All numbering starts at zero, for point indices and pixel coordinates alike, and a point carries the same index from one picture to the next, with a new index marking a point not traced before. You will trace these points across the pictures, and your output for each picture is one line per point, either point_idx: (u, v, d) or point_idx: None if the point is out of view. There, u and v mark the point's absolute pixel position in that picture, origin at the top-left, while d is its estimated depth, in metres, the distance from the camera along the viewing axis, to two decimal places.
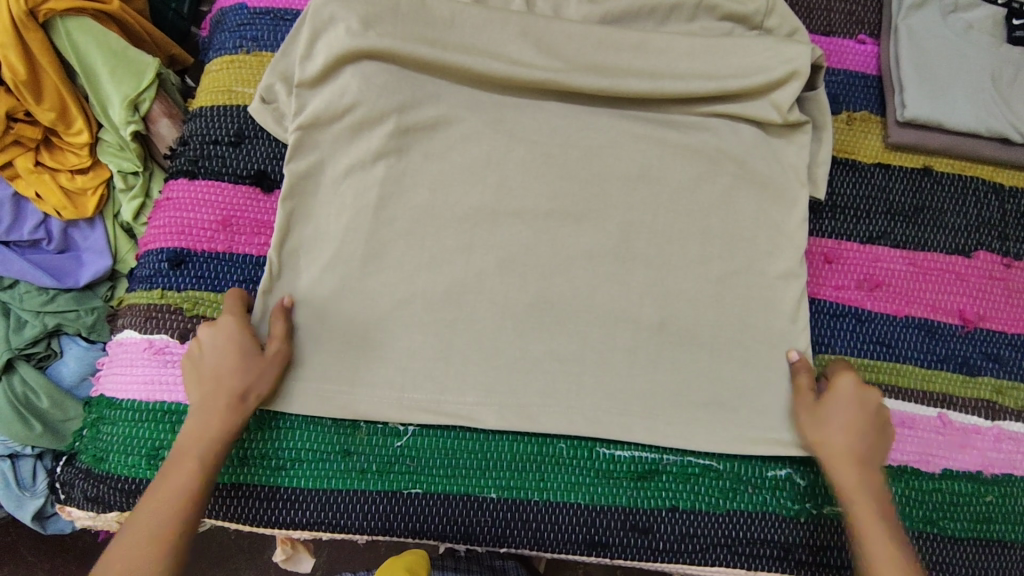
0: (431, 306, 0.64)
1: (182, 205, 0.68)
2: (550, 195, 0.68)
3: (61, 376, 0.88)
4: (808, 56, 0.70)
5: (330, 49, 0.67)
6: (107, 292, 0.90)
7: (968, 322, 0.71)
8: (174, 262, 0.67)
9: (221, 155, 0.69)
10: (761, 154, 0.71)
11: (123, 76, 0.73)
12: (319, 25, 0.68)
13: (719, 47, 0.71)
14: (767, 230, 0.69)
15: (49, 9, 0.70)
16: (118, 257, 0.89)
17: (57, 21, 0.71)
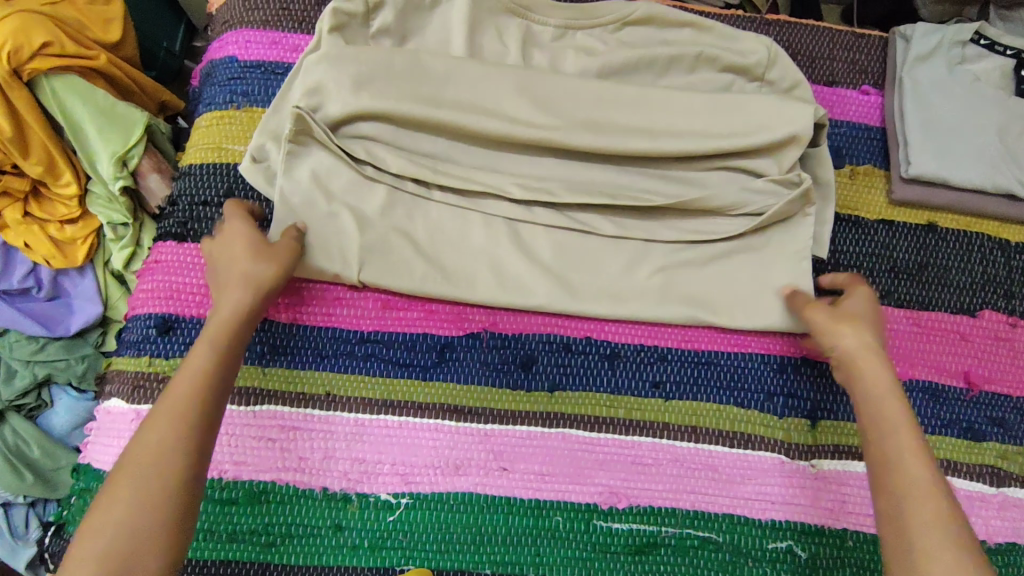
0: None
1: (171, 268, 0.67)
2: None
3: (52, 425, 0.87)
4: (812, 115, 0.68)
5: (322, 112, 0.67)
6: (97, 338, 0.88)
7: (973, 385, 0.69)
8: (162, 328, 0.65)
9: (211, 217, 0.68)
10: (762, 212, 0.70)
11: (111, 132, 0.72)
12: (312, 85, 0.67)
13: (720, 103, 0.70)
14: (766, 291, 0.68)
15: (33, 68, 0.68)
16: (108, 304, 0.88)
17: (43, 79, 0.70)
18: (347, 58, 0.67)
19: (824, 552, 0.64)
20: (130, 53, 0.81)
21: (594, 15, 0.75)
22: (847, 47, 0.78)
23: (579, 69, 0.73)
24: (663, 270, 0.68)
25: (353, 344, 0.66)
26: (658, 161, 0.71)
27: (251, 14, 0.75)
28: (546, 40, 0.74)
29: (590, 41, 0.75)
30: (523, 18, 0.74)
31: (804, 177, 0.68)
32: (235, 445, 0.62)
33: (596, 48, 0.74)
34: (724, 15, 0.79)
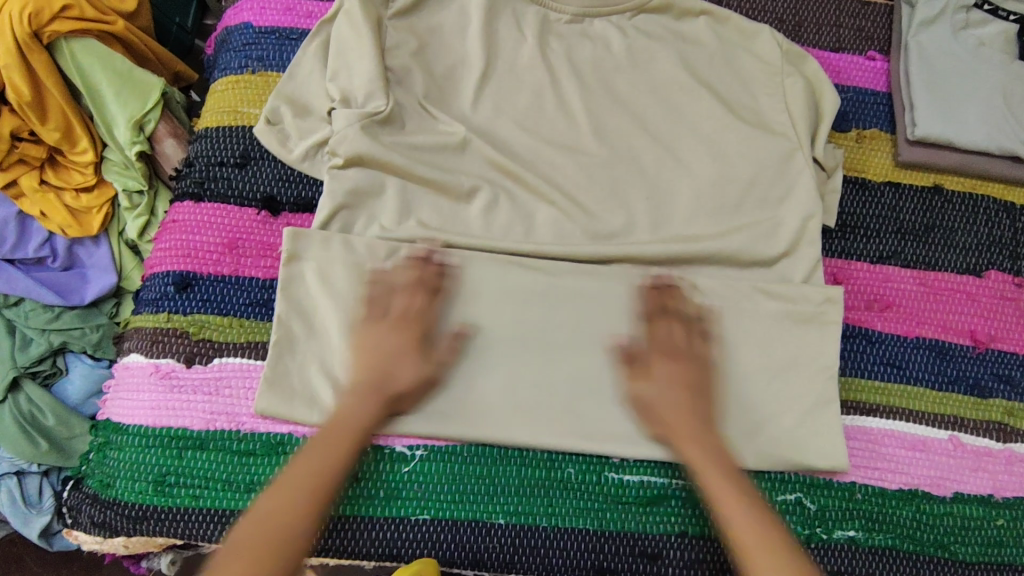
0: (440, 328, 0.65)
1: (188, 227, 0.68)
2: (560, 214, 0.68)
3: (66, 394, 0.87)
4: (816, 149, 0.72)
5: (343, 84, 0.70)
6: (112, 309, 0.89)
7: (979, 343, 0.70)
8: (180, 285, 0.66)
9: (227, 177, 0.69)
10: (767, 174, 0.72)
11: (129, 97, 0.73)
12: (336, 58, 0.71)
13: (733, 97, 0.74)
14: (773, 250, 0.69)
15: (54, 31, 0.69)
16: (122, 274, 0.89)
17: (62, 41, 0.71)
18: (365, 29, 0.70)
19: (832, 504, 0.65)
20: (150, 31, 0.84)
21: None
22: (853, 16, 0.80)
23: (596, 49, 0.76)
24: (670, 231, 0.70)
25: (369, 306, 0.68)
26: (674, 144, 0.73)
27: None
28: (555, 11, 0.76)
29: (610, 25, 0.76)
30: (543, 6, 0.76)
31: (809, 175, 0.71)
32: (251, 398, 0.63)
33: (614, 33, 0.76)
34: None
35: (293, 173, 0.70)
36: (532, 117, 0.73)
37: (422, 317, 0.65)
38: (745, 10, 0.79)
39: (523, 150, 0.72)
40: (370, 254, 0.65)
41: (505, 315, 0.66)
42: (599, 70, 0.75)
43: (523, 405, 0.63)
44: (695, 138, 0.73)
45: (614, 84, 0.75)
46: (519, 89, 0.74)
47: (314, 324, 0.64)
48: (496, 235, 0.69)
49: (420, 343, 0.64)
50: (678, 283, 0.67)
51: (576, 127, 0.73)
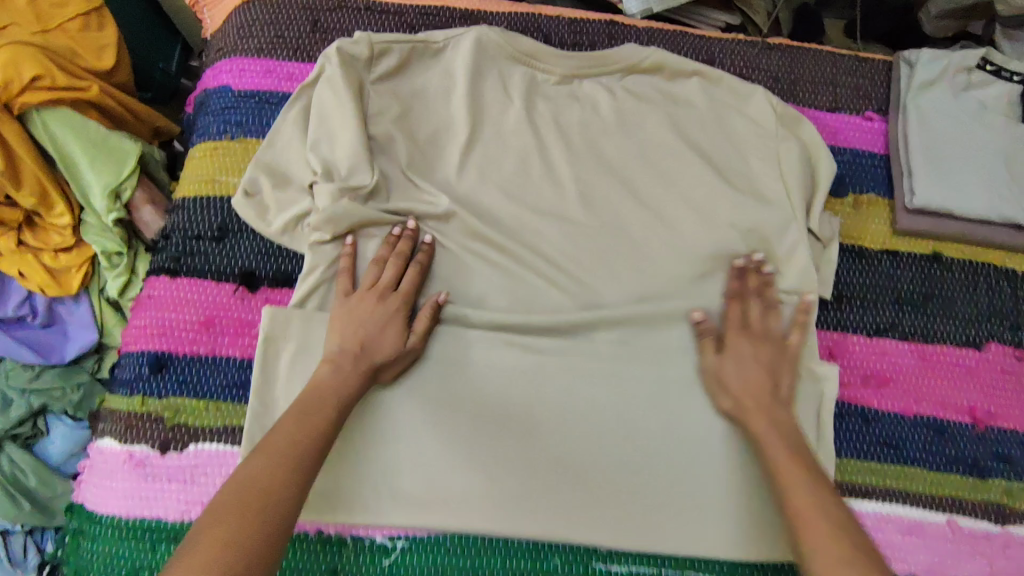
0: (422, 411, 0.63)
1: (164, 304, 0.66)
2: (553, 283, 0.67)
3: (48, 454, 0.86)
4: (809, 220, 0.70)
5: (323, 154, 0.68)
6: (93, 365, 0.88)
7: (979, 420, 0.68)
8: (155, 366, 0.64)
9: (204, 252, 0.67)
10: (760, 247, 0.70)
11: (103, 165, 0.70)
12: (316, 128, 0.69)
13: (724, 164, 0.72)
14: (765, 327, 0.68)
15: (24, 103, 0.68)
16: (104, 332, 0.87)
17: (34, 113, 0.69)
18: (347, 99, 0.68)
19: None
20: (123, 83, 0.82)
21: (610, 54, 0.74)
22: (851, 73, 0.77)
23: (585, 110, 0.73)
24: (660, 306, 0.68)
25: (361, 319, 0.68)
26: (665, 211, 0.71)
27: (247, 42, 0.74)
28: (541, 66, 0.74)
29: (599, 86, 0.74)
30: (529, 66, 0.74)
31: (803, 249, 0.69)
32: None
33: (603, 94, 0.74)
34: (727, 40, 0.78)
35: (273, 247, 0.68)
36: (518, 184, 0.71)
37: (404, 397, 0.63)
38: (738, 69, 0.77)
39: (508, 217, 0.70)
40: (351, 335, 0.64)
41: (488, 396, 0.64)
42: (587, 133, 0.73)
43: (507, 495, 0.61)
44: (685, 205, 0.71)
45: (603, 147, 0.72)
46: (507, 151, 0.71)
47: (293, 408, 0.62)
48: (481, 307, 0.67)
49: (387, 421, 0.62)
50: (665, 363, 0.66)
51: (564, 193, 0.71)
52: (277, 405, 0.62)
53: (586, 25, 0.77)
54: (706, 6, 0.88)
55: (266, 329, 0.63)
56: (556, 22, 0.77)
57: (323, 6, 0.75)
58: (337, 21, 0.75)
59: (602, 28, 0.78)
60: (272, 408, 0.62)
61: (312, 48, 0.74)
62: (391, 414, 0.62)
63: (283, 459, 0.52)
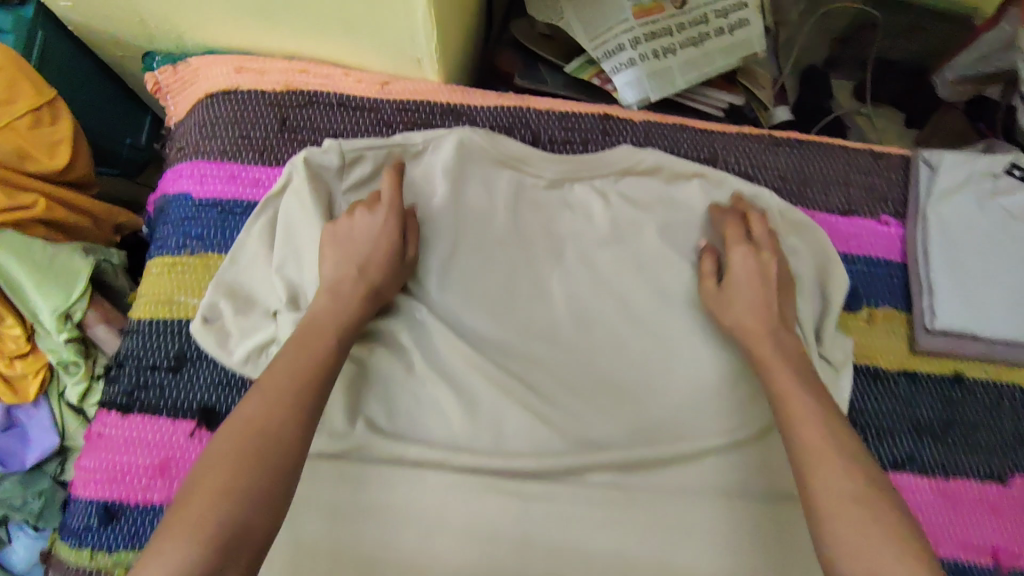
0: (397, 567, 0.57)
1: (116, 445, 0.61)
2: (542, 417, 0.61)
3: (11, 563, 0.83)
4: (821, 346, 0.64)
5: (292, 279, 0.62)
6: (56, 468, 0.82)
7: (1004, 565, 0.63)
8: (105, 517, 0.59)
9: (160, 384, 0.62)
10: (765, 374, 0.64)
11: (51, 289, 0.64)
12: (286, 248, 0.63)
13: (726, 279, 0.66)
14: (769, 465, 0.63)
15: None
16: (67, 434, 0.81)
17: None
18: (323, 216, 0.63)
19: None
20: (80, 176, 0.76)
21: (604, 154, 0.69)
22: (864, 172, 0.72)
23: (577, 217, 0.68)
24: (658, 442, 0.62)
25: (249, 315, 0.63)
26: (664, 329, 0.65)
27: (209, 143, 0.68)
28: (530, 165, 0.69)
29: (591, 192, 0.69)
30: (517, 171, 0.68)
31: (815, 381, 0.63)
32: None
33: (596, 202, 0.68)
34: (728, 133, 0.73)
35: (232, 377, 0.62)
36: (504, 301, 0.65)
37: (377, 551, 0.58)
38: (742, 167, 0.71)
39: (495, 339, 0.64)
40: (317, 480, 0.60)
41: (469, 551, 0.58)
42: (579, 244, 0.67)
43: None
44: (685, 324, 0.65)
45: (596, 258, 0.67)
46: (491, 257, 0.65)
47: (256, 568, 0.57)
48: (462, 441, 0.61)
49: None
50: (661, 509, 0.60)
51: (554, 313, 0.65)
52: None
53: (578, 121, 0.71)
54: (708, 84, 0.82)
55: None
56: (546, 117, 0.72)
57: (291, 102, 0.69)
58: (307, 118, 0.69)
59: (595, 122, 0.72)
60: None
61: (279, 150, 0.68)
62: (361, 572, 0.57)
63: (284, 401, 0.51)
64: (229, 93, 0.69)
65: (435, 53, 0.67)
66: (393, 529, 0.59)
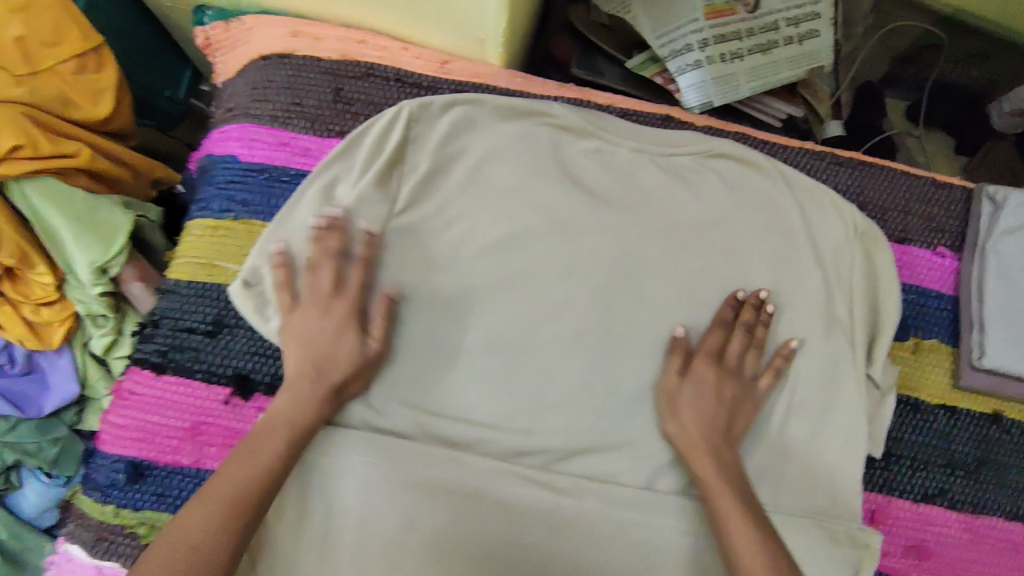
0: (433, 543, 0.58)
1: (147, 405, 0.61)
2: (582, 404, 0.63)
3: (18, 507, 0.84)
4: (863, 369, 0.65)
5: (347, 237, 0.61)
6: (72, 417, 0.82)
7: None
8: (132, 475, 0.60)
9: (195, 347, 0.62)
10: (813, 386, 0.64)
11: (89, 241, 0.62)
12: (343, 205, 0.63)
13: (779, 298, 0.66)
14: (800, 473, 0.63)
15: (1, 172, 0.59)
16: (86, 381, 0.80)
17: (12, 181, 0.60)
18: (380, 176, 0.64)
19: None
20: (105, 129, 0.72)
21: (676, 140, 0.68)
22: (923, 200, 0.71)
23: (638, 211, 0.66)
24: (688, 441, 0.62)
25: (288, 179, 0.65)
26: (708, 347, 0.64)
27: (260, 106, 0.67)
28: (588, 157, 0.67)
29: (650, 183, 0.67)
30: (571, 161, 0.67)
31: (857, 404, 0.64)
32: None
33: (654, 200, 0.66)
34: (790, 147, 0.71)
35: (269, 347, 0.62)
36: (558, 280, 0.64)
37: (405, 525, 0.58)
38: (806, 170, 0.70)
39: (534, 324, 0.64)
40: (345, 450, 0.60)
41: (506, 528, 0.59)
42: (630, 240, 0.66)
43: None
44: (725, 357, 0.63)
45: (646, 257, 0.65)
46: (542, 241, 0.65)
47: (271, 529, 0.58)
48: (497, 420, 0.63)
49: (381, 555, 0.57)
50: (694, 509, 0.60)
51: (605, 303, 0.64)
52: (274, 530, 0.58)
53: (640, 119, 0.70)
54: (770, 94, 0.80)
55: None
56: (607, 111, 0.70)
57: (346, 72, 0.67)
58: (360, 91, 0.67)
59: (656, 122, 0.70)
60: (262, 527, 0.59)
61: (331, 121, 0.66)
62: (393, 543, 0.57)
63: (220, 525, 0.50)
64: (284, 57, 0.68)
65: (500, 36, 0.65)
66: (418, 509, 0.59)
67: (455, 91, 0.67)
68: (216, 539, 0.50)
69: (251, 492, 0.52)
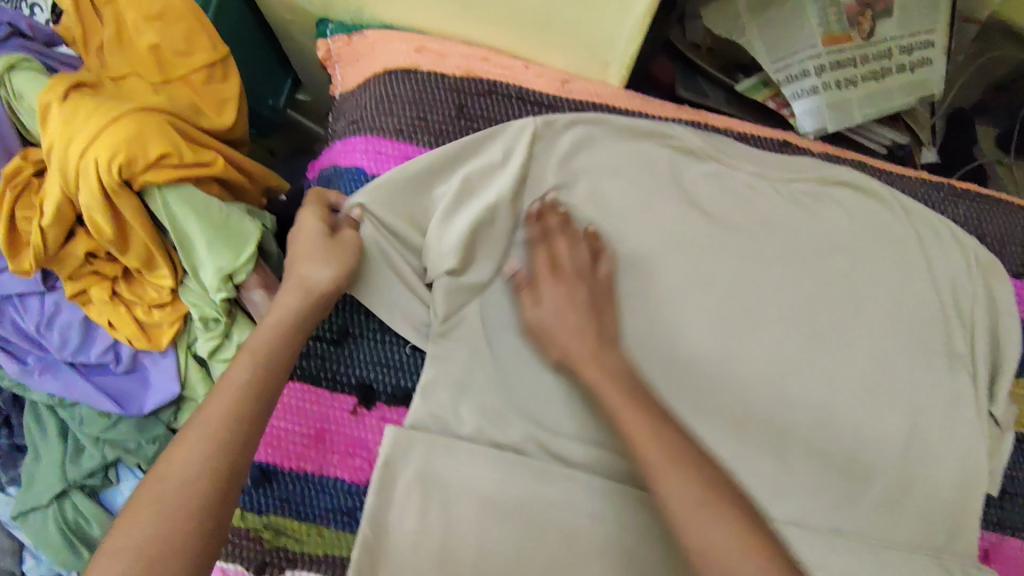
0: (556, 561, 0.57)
1: (274, 411, 0.61)
2: (710, 424, 0.61)
3: (113, 503, 0.85)
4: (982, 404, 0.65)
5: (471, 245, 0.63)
6: (168, 415, 0.82)
7: None
8: (257, 480, 0.60)
9: (322, 355, 0.63)
10: (935, 417, 0.64)
11: (220, 248, 0.64)
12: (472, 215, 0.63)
13: (901, 326, 0.65)
14: (921, 507, 0.62)
15: (146, 180, 0.60)
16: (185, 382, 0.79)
17: (154, 189, 0.61)
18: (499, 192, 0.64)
19: None
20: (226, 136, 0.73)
21: (793, 167, 0.69)
22: None
23: (757, 235, 0.67)
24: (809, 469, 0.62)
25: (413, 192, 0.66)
26: (827, 369, 0.63)
27: (386, 120, 0.67)
28: (706, 180, 0.68)
29: (768, 207, 0.67)
30: (691, 183, 0.67)
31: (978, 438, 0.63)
32: None
33: (773, 225, 0.67)
34: (906, 176, 0.72)
35: (394, 358, 0.63)
36: (678, 298, 0.64)
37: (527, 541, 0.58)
38: (928, 199, 0.70)
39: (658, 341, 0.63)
40: (469, 464, 0.60)
41: (628, 551, 0.58)
42: (750, 262, 0.66)
43: None
44: (844, 383, 0.63)
45: (765, 279, 0.65)
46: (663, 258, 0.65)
47: (395, 539, 0.57)
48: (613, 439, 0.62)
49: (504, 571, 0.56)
50: (820, 538, 0.58)
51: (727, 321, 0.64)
52: (397, 540, 0.57)
53: (758, 143, 0.70)
54: (878, 121, 0.81)
55: (386, 452, 0.59)
56: (726, 135, 0.70)
57: (470, 89, 0.68)
58: (485, 108, 0.68)
59: (774, 148, 0.70)
60: (385, 539, 0.57)
61: (456, 136, 0.67)
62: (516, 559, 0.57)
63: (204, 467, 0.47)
64: (410, 72, 0.69)
65: (629, 58, 0.66)
66: (536, 523, 0.58)
67: (577, 110, 0.68)
68: (197, 474, 0.46)
69: (232, 426, 0.49)
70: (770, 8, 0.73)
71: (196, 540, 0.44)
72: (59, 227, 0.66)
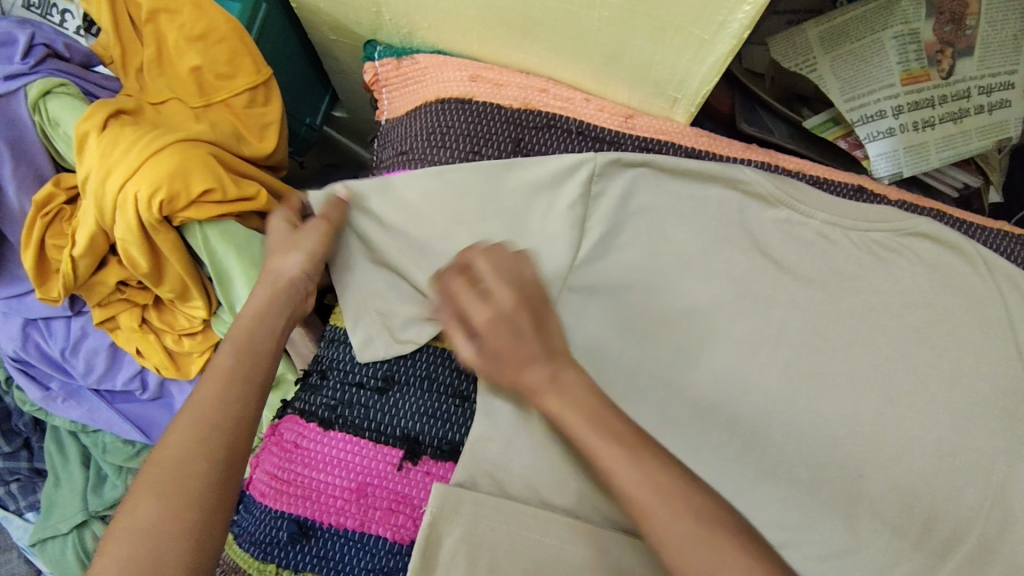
0: None
1: (315, 462, 0.59)
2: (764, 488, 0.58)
3: None
4: None
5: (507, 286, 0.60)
6: None
7: None
8: (297, 535, 0.57)
9: (365, 404, 0.60)
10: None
11: None
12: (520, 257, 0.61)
13: (985, 389, 0.60)
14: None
15: (187, 217, 0.57)
16: None
17: (196, 225, 0.59)
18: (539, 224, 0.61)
19: None
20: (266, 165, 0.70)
21: (869, 214, 0.64)
22: None
23: (829, 286, 0.62)
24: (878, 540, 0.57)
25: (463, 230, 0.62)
26: (900, 433, 0.59)
27: (438, 153, 0.64)
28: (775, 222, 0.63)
29: (840, 255, 0.63)
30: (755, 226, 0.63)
31: None
32: None
33: (845, 273, 0.62)
34: (987, 227, 0.67)
35: (440, 410, 0.59)
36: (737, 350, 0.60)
37: None
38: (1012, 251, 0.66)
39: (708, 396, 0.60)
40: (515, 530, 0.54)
41: None
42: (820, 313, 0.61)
43: None
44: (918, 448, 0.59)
45: (834, 334, 0.61)
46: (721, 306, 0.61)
47: None
48: None
49: None
50: None
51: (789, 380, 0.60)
52: None
53: (831, 189, 0.66)
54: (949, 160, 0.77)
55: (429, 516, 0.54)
56: (797, 179, 0.66)
57: (527, 121, 0.64)
58: (542, 142, 0.64)
59: (850, 193, 0.66)
60: None
61: None
62: None
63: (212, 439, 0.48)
64: (463, 102, 0.65)
65: (700, 97, 0.61)
66: None
67: (639, 146, 0.64)
68: (204, 452, 0.47)
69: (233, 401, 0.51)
70: (843, 46, 0.69)
71: (193, 503, 0.46)
72: (91, 257, 0.63)
